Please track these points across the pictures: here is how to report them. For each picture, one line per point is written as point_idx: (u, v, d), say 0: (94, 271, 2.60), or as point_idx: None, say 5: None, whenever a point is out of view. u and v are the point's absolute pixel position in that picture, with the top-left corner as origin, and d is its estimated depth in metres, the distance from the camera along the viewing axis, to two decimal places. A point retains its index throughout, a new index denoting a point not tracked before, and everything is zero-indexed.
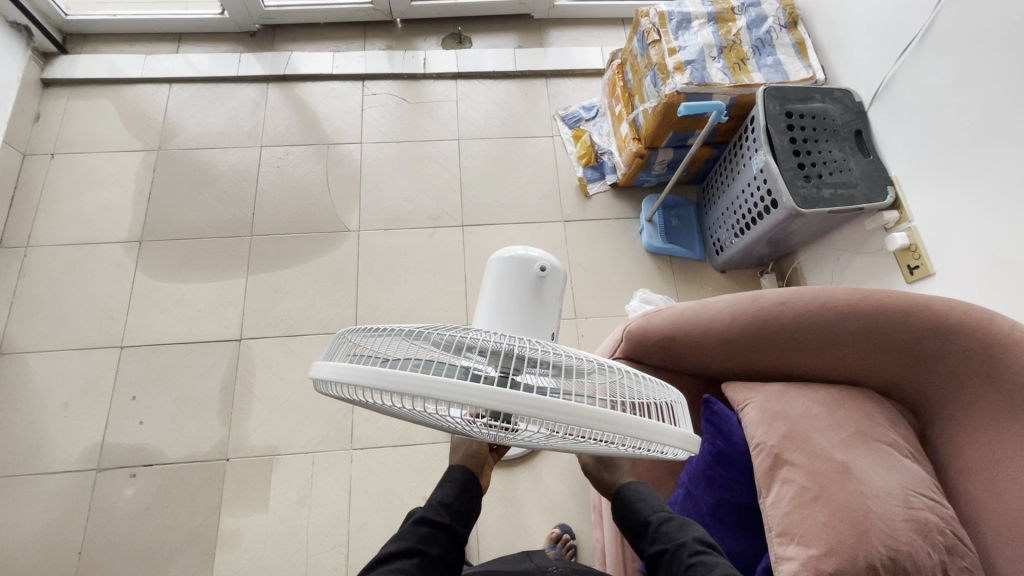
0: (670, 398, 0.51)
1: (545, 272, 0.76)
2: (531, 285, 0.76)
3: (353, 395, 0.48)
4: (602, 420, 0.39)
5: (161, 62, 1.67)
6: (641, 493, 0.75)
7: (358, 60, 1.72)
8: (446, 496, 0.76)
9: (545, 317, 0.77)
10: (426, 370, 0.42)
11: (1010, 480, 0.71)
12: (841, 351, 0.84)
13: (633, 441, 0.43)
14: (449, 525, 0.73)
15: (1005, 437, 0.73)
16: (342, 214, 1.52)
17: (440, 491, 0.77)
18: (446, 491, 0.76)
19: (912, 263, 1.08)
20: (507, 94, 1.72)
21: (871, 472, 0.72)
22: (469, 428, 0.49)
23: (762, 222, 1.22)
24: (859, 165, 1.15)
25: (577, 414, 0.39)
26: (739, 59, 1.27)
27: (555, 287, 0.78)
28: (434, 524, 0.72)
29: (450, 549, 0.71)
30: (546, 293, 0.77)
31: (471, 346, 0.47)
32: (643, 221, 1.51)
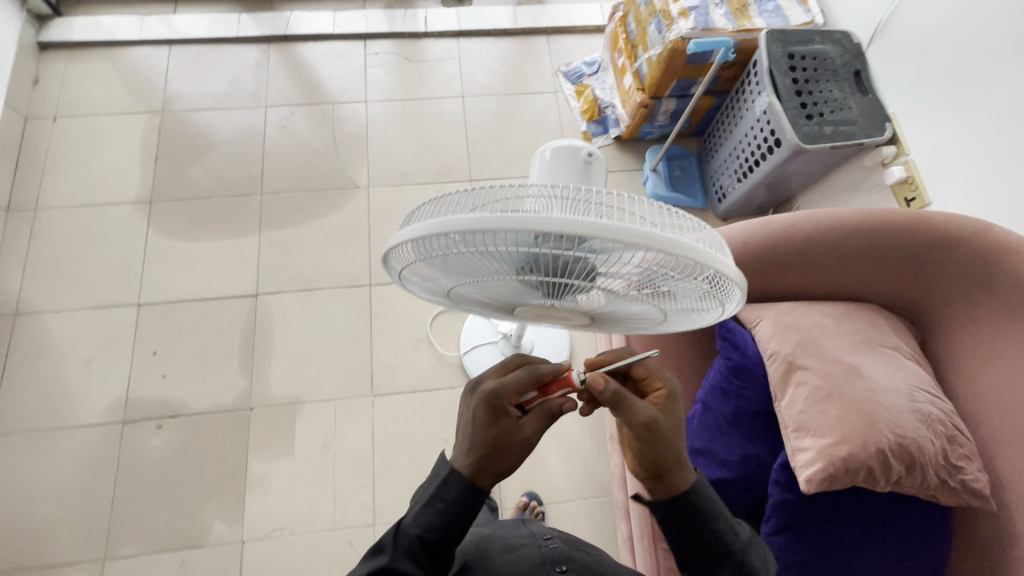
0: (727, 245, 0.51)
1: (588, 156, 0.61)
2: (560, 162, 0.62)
3: (427, 270, 0.53)
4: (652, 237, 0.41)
5: (159, 24, 1.65)
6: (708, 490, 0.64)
7: (359, 19, 1.71)
8: (427, 524, 0.64)
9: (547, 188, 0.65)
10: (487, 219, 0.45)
11: (1006, 374, 0.77)
12: (845, 268, 0.89)
13: (688, 272, 0.45)
14: (424, 561, 0.64)
15: (1001, 338, 0.79)
16: (351, 172, 1.54)
17: (433, 524, 0.64)
18: (429, 519, 0.64)
19: (909, 195, 1.13)
20: (508, 51, 1.73)
21: (878, 371, 0.78)
22: (533, 291, 0.52)
23: (765, 163, 1.26)
24: (859, 104, 1.19)
25: (627, 228, 0.40)
26: (741, 5, 1.29)
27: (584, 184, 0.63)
28: (410, 558, 0.63)
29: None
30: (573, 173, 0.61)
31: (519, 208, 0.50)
32: (648, 171, 1.54)
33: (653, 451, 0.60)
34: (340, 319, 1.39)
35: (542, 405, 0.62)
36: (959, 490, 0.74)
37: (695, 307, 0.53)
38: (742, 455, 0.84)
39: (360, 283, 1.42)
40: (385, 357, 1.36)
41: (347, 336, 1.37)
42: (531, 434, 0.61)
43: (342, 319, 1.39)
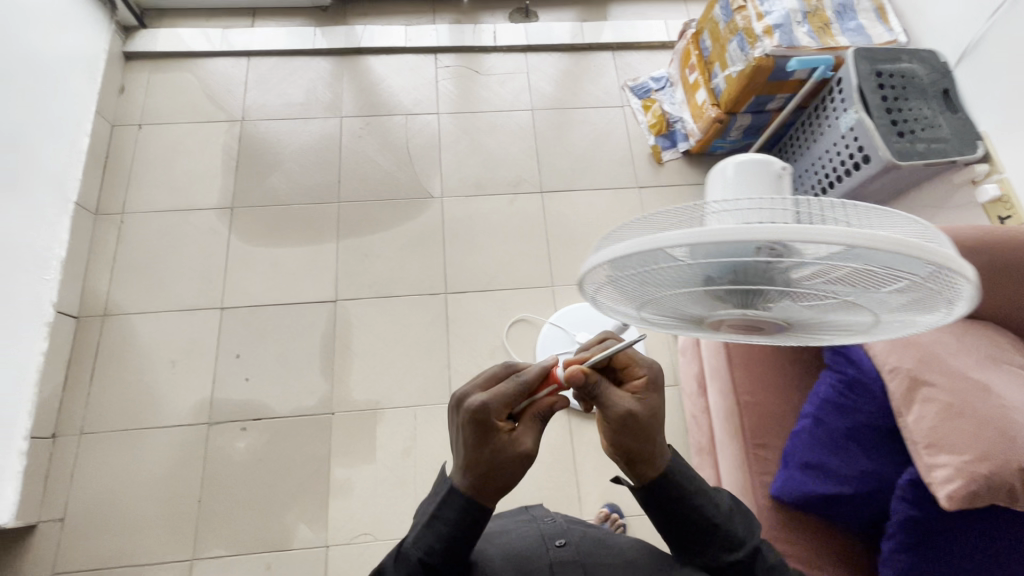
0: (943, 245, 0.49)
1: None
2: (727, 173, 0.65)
3: (613, 282, 0.55)
4: (891, 241, 0.40)
5: (238, 36, 1.71)
6: (684, 466, 0.69)
7: (430, 33, 1.76)
8: (431, 543, 0.63)
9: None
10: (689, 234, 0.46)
11: None
12: None
13: (911, 269, 0.43)
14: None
15: None
16: (424, 182, 1.56)
17: (431, 541, 0.63)
18: (432, 539, 0.63)
19: (1003, 213, 1.12)
20: (575, 66, 1.76)
21: (1008, 388, 0.78)
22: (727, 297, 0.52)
23: (849, 179, 1.27)
24: (948, 122, 1.19)
25: (859, 234, 0.40)
26: (823, 24, 1.31)
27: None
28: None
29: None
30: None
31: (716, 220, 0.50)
32: None
33: (635, 439, 0.63)
34: (416, 326, 1.40)
35: (533, 408, 0.62)
36: None
37: (906, 307, 0.50)
38: (862, 471, 0.83)
39: (435, 291, 1.44)
40: (462, 364, 1.37)
41: (424, 343, 1.39)
42: (526, 445, 0.59)
43: (419, 326, 1.40)
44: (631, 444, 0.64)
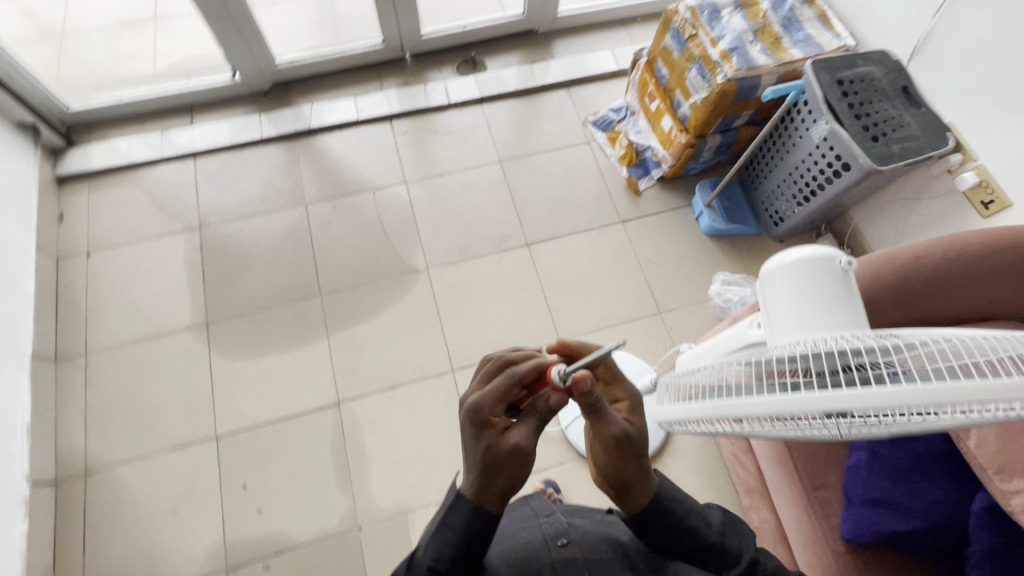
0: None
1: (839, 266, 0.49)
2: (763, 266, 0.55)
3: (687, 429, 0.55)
4: (955, 391, 0.34)
5: (179, 138, 1.61)
6: (676, 492, 0.71)
7: (381, 100, 1.70)
8: (440, 550, 0.64)
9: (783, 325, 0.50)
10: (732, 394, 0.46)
11: None
12: (981, 290, 0.90)
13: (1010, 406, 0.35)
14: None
15: None
16: (406, 256, 1.50)
17: (438, 544, 0.64)
18: (439, 546, 0.64)
19: (985, 198, 1.15)
20: (533, 109, 1.74)
21: None
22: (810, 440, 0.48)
23: (831, 187, 1.29)
24: (915, 118, 1.22)
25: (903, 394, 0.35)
26: (774, 39, 1.33)
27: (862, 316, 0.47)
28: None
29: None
30: (823, 283, 0.48)
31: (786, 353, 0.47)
32: (701, 208, 1.56)
33: (621, 458, 0.66)
34: (430, 413, 1.33)
35: (533, 405, 0.65)
36: None
37: None
38: (932, 502, 0.82)
39: (442, 371, 1.37)
40: None
41: (441, 429, 1.31)
42: (522, 441, 0.62)
43: (433, 412, 1.33)
44: (619, 464, 0.66)
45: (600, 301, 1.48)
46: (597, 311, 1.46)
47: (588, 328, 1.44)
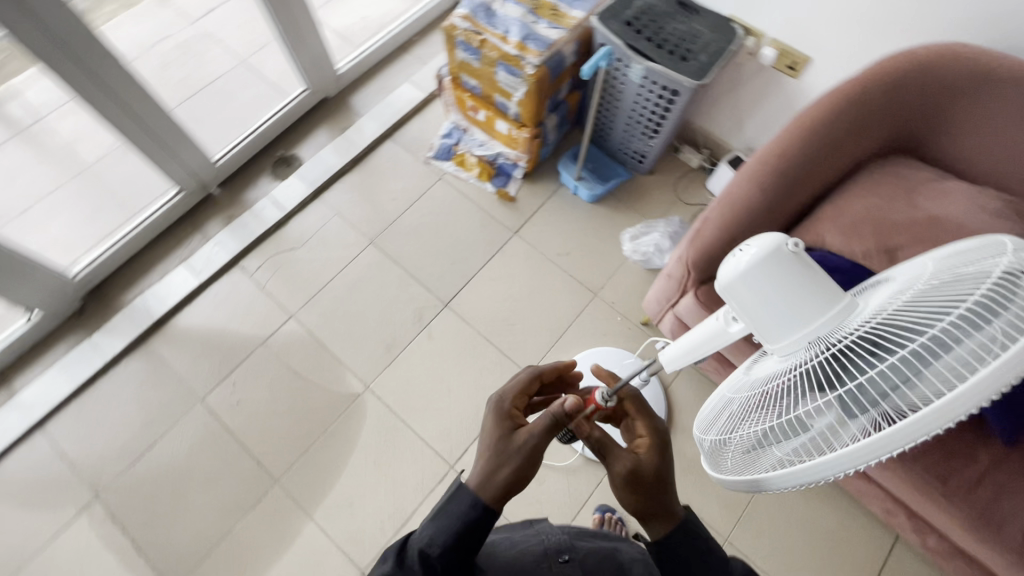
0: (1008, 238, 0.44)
1: (789, 254, 0.51)
2: (720, 276, 0.56)
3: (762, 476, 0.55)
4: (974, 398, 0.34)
5: (8, 417, 1.31)
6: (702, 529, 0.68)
7: (215, 249, 1.51)
8: (443, 535, 0.58)
9: (776, 334, 0.52)
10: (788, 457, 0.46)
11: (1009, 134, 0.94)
12: (843, 150, 0.99)
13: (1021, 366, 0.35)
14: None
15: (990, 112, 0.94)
16: (339, 387, 1.37)
17: (436, 527, 0.59)
18: (442, 532, 0.58)
19: (790, 63, 1.28)
20: (371, 175, 1.65)
21: (942, 207, 0.91)
22: None
23: (672, 112, 1.36)
24: (702, 24, 1.29)
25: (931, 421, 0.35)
26: (552, 10, 1.34)
27: (838, 294, 0.50)
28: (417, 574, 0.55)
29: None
30: (786, 280, 0.50)
31: (802, 377, 0.49)
32: (574, 182, 1.58)
33: (641, 495, 0.67)
34: None
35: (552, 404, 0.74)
36: None
37: None
38: None
39: (443, 473, 1.28)
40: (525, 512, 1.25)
41: None
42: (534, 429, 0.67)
43: None
44: (640, 501, 0.67)
45: (541, 315, 1.45)
46: (543, 326, 1.44)
47: (546, 346, 1.42)
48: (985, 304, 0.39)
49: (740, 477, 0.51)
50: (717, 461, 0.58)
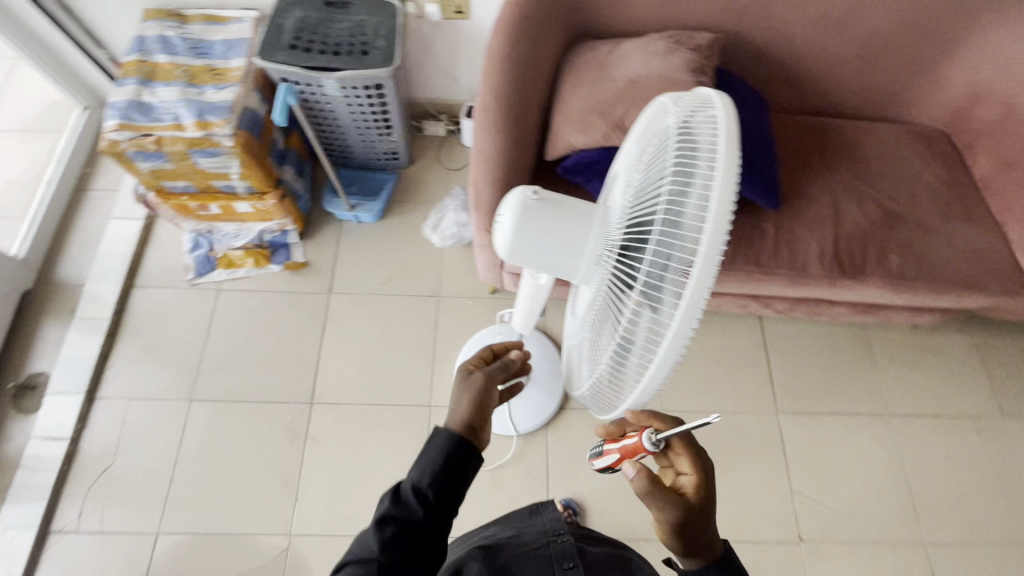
0: (670, 95, 0.53)
1: (537, 204, 0.53)
2: (499, 250, 0.56)
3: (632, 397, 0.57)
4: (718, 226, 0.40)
5: None
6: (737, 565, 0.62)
7: (8, 533, 1.18)
8: (426, 474, 0.56)
9: (568, 272, 0.56)
10: (634, 361, 0.48)
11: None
12: (536, 63, 1.08)
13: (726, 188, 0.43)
14: (427, 518, 0.55)
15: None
16: (260, 556, 1.19)
17: (423, 468, 0.56)
18: (425, 469, 0.57)
19: (455, 9, 1.33)
20: (141, 334, 1.40)
21: (632, 64, 1.03)
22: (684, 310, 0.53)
23: (389, 103, 1.34)
24: (360, 13, 1.30)
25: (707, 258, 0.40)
26: (210, 71, 1.24)
27: (590, 212, 0.54)
28: (409, 519, 0.54)
29: (433, 547, 0.55)
30: (549, 228, 0.53)
31: (609, 290, 0.53)
32: (351, 213, 1.51)
33: (680, 539, 0.59)
34: None
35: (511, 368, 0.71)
36: (713, 45, 1.06)
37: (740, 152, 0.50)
38: None
39: None
40: None
41: None
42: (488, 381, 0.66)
43: None
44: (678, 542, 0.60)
45: (404, 346, 1.40)
46: (412, 354, 1.39)
47: (427, 369, 1.37)
48: (692, 149, 0.47)
49: (615, 410, 0.52)
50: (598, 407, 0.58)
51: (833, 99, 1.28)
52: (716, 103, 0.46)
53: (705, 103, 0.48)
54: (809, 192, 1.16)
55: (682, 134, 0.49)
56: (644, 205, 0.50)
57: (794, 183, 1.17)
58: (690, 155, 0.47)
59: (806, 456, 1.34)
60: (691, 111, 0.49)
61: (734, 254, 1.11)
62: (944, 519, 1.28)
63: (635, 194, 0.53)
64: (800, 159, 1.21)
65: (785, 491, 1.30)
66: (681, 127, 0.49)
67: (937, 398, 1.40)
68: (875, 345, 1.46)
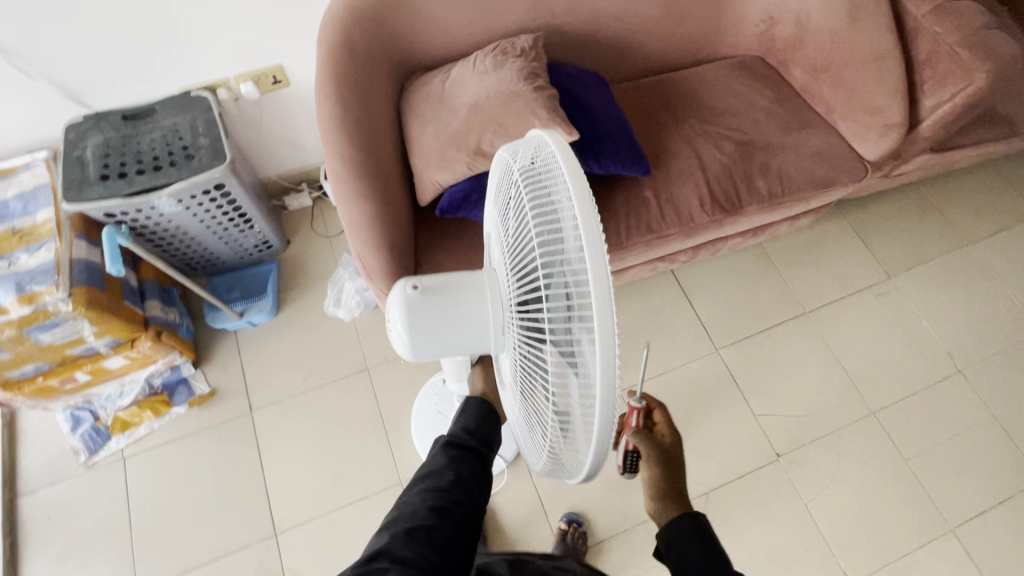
0: (503, 149, 0.59)
1: (420, 295, 0.54)
2: (399, 353, 0.58)
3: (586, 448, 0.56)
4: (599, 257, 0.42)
5: None
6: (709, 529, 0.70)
7: None
8: (468, 420, 0.86)
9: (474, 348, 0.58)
10: (575, 411, 0.47)
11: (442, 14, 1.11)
12: (374, 114, 1.03)
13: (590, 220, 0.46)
14: (477, 447, 0.83)
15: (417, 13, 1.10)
16: None
17: (463, 419, 0.86)
18: (468, 418, 0.87)
19: (270, 80, 1.27)
20: (49, 544, 1.20)
21: (468, 87, 1.01)
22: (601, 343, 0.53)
23: (238, 198, 1.24)
24: (168, 116, 1.19)
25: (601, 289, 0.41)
26: (13, 235, 1.10)
27: (476, 284, 0.56)
28: (463, 447, 0.82)
29: (482, 467, 0.82)
30: (439, 315, 0.54)
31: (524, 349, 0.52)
32: (242, 320, 1.38)
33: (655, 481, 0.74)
34: None
35: None
36: (536, 44, 1.07)
37: None
38: None
39: None
40: None
41: None
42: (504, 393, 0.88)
43: None
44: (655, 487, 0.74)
45: (352, 434, 1.31)
46: (363, 438, 1.31)
47: (384, 446, 1.30)
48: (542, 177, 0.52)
49: (574, 468, 0.50)
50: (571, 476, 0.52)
51: (656, 58, 1.36)
52: (548, 139, 0.51)
53: (533, 139, 0.55)
54: (670, 148, 1.22)
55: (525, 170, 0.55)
56: (523, 246, 0.52)
57: (655, 144, 1.23)
58: (541, 182, 0.52)
59: (756, 378, 1.43)
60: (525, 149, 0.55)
61: (629, 229, 1.14)
62: (880, 384, 1.42)
63: (510, 241, 0.55)
64: (651, 120, 1.26)
65: (750, 417, 1.38)
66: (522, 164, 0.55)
67: (837, 284, 1.55)
68: (774, 257, 1.59)
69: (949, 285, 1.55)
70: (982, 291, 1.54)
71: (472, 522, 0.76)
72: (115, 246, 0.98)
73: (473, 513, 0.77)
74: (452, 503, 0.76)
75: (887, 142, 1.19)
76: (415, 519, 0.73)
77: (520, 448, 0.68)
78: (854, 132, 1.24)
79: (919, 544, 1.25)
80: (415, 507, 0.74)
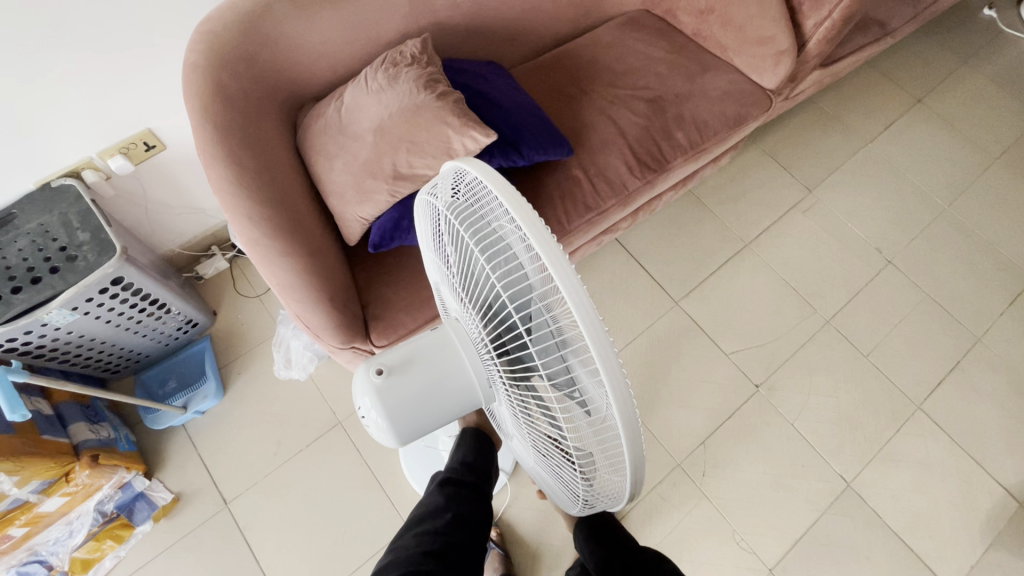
0: (434, 186, 0.58)
1: (386, 379, 0.56)
2: (383, 439, 0.61)
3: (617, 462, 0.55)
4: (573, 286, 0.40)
5: None
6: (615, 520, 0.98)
7: None
8: (465, 454, 0.83)
9: (456, 408, 0.60)
10: (598, 435, 0.47)
11: (317, 38, 1.03)
12: (272, 160, 0.93)
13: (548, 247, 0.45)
14: (475, 482, 0.80)
15: (288, 44, 1.01)
16: None
17: (457, 454, 0.84)
18: (466, 451, 0.84)
19: (143, 148, 1.13)
20: None
21: (369, 113, 0.94)
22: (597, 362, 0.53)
23: (144, 287, 1.11)
24: (32, 218, 1.03)
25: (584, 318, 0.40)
26: None
27: (438, 346, 0.59)
28: (461, 482, 0.79)
29: (481, 502, 0.78)
30: (412, 391, 0.57)
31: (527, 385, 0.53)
32: (189, 412, 1.25)
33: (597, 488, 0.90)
34: None
35: None
36: (428, 48, 1.01)
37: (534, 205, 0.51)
38: None
39: None
40: (545, 563, 1.18)
41: None
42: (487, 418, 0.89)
43: None
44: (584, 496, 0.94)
45: (342, 494, 1.23)
46: (355, 496, 1.23)
47: (380, 495, 1.23)
48: (477, 208, 0.52)
49: (611, 484, 0.50)
50: (620, 498, 0.50)
51: (547, 35, 1.34)
52: (474, 173, 0.49)
53: (453, 175, 0.55)
54: (586, 121, 1.20)
55: (457, 207, 0.55)
56: (489, 286, 0.51)
57: (569, 120, 1.20)
58: (477, 214, 0.52)
59: (720, 319, 1.47)
60: (452, 188, 0.55)
61: (569, 213, 1.11)
62: (828, 293, 1.50)
63: (475, 282, 0.54)
64: (561, 97, 1.24)
65: (724, 357, 1.42)
66: (452, 202, 0.55)
67: (768, 209, 1.61)
68: (706, 200, 1.63)
69: (863, 185, 1.65)
70: (891, 183, 1.65)
71: (471, 565, 0.70)
72: (9, 388, 0.85)
73: (471, 551, 0.72)
74: (449, 544, 0.70)
75: (783, 68, 1.22)
76: (408, 563, 0.67)
77: (543, 480, 0.67)
78: (751, 64, 1.26)
79: (898, 428, 1.34)
80: (409, 550, 0.69)
